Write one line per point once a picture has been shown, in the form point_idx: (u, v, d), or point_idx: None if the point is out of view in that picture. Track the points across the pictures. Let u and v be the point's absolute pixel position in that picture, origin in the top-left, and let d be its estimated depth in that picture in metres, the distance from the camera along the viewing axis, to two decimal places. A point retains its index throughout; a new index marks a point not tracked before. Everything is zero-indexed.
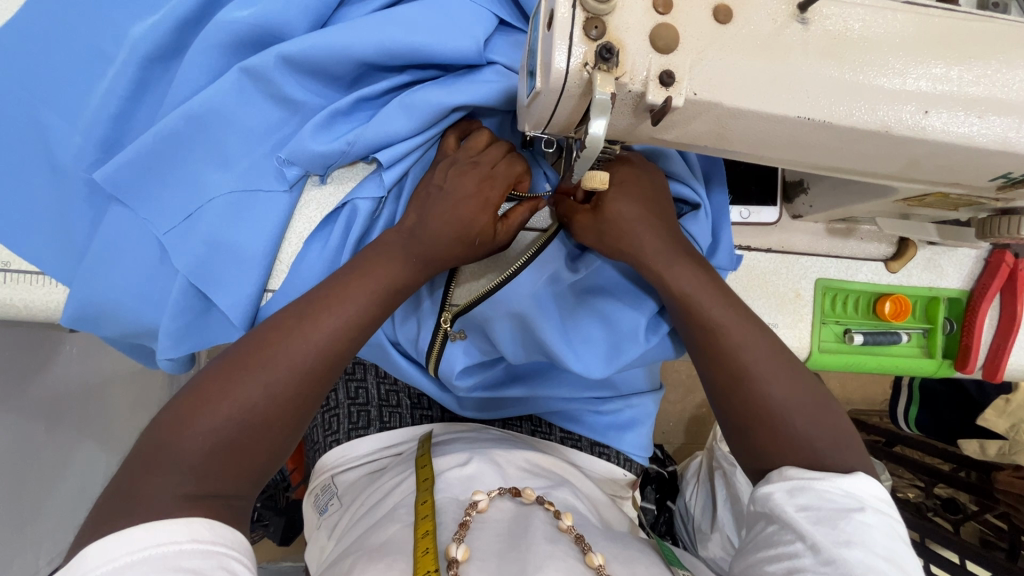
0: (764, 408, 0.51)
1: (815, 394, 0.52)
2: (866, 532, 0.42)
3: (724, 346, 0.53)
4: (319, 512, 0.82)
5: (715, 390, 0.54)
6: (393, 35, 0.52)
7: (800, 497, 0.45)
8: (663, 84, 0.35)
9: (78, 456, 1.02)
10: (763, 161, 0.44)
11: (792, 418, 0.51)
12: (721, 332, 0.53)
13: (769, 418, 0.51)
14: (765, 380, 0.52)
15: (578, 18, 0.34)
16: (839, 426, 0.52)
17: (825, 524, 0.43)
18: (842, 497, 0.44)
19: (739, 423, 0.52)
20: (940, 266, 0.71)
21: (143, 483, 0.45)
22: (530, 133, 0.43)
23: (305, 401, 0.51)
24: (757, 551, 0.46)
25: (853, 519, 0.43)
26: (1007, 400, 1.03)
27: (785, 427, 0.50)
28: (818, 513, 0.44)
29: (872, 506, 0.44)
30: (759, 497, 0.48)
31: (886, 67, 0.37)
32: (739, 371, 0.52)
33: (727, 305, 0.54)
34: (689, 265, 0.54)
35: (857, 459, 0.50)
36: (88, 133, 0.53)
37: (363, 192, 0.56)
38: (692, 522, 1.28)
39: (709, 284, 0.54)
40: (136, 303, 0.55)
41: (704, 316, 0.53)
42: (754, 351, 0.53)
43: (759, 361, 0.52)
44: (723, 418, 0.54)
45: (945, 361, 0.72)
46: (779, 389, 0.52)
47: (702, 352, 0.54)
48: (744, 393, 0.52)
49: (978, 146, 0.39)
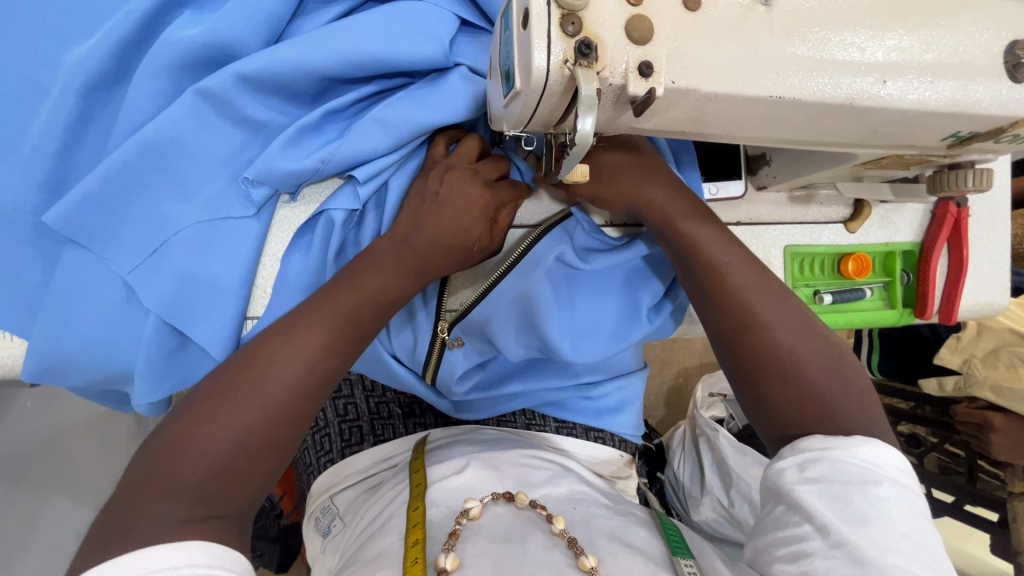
0: (774, 358, 0.54)
1: (818, 342, 0.55)
2: (882, 507, 0.45)
3: (731, 295, 0.56)
4: (324, 536, 0.80)
5: (730, 350, 0.56)
6: (356, 45, 0.50)
7: (810, 470, 0.48)
8: (643, 75, 0.35)
9: (48, 512, 0.97)
10: (734, 140, 0.46)
11: (804, 370, 0.53)
12: (738, 291, 0.56)
13: (789, 376, 0.53)
14: (777, 335, 0.55)
15: (553, 15, 0.34)
16: (855, 383, 0.54)
17: (838, 501, 0.45)
18: (858, 470, 0.46)
19: (753, 377, 0.55)
20: (894, 222, 0.76)
21: (136, 512, 0.43)
22: (511, 134, 0.43)
23: (302, 416, 0.50)
24: (772, 533, 0.49)
25: (869, 493, 0.45)
26: (959, 337, 1.04)
27: (804, 381, 0.53)
28: (831, 487, 0.46)
29: (889, 479, 0.46)
30: (772, 474, 0.50)
31: (846, 42, 0.39)
32: (752, 332, 0.55)
33: (743, 266, 0.57)
34: (695, 218, 0.58)
35: (858, 411, 0.52)
36: (27, 173, 0.49)
37: (337, 203, 0.54)
38: (682, 489, 1.35)
39: (717, 235, 0.58)
40: (105, 349, 0.52)
41: (711, 265, 0.57)
42: (773, 310, 0.56)
43: (769, 310, 0.56)
44: (734, 372, 0.57)
45: (907, 310, 0.77)
46: (786, 337, 0.55)
47: (718, 311, 0.57)
48: (754, 340, 0.55)
49: (930, 109, 0.42)
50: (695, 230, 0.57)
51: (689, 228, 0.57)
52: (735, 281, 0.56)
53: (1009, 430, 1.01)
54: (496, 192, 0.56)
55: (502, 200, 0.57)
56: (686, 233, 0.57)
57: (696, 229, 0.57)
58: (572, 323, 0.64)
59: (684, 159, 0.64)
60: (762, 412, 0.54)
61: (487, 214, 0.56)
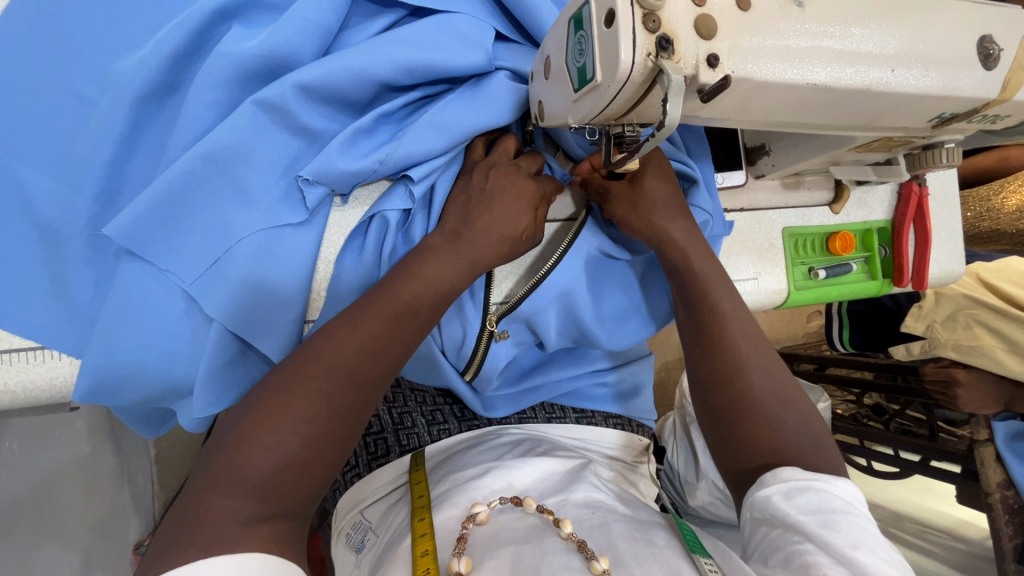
0: (752, 396, 0.64)
1: (785, 381, 0.65)
2: (865, 534, 0.50)
3: (729, 337, 0.66)
4: (354, 552, 0.75)
5: (710, 381, 0.66)
6: (408, 53, 0.53)
7: (797, 498, 0.54)
8: (711, 65, 0.40)
9: (41, 562, 0.90)
10: (764, 126, 0.51)
11: (769, 404, 0.63)
12: (729, 329, 0.66)
13: (758, 413, 0.63)
14: (750, 376, 0.65)
15: (637, 14, 0.38)
16: (812, 422, 0.63)
17: (831, 527, 0.50)
18: (839, 501, 0.53)
19: (733, 408, 0.64)
20: (869, 203, 0.85)
21: (206, 507, 0.45)
22: (574, 127, 0.47)
23: (362, 411, 0.53)
24: (777, 554, 0.52)
25: (853, 522, 0.51)
26: (920, 306, 1.21)
27: (771, 416, 0.62)
28: (820, 514, 0.52)
29: (864, 513, 0.53)
30: (760, 503, 0.57)
31: (862, 37, 0.45)
32: (733, 372, 0.65)
33: (736, 309, 0.67)
34: (695, 241, 0.66)
35: (817, 448, 0.61)
36: (81, 187, 0.49)
37: (391, 204, 0.56)
38: (677, 476, 1.40)
39: (708, 259, 0.66)
40: (164, 361, 0.52)
41: (706, 296, 0.66)
42: (754, 354, 0.66)
43: (745, 353, 0.66)
44: (717, 399, 0.66)
45: (886, 280, 0.87)
46: (757, 373, 0.65)
47: (706, 345, 0.67)
48: (734, 377, 0.65)
49: (926, 93, 0.49)
50: (700, 273, 0.66)
51: (696, 267, 0.66)
52: (728, 319, 0.66)
53: (972, 385, 1.12)
54: (539, 183, 0.60)
55: (544, 192, 0.60)
56: (694, 272, 0.66)
57: (701, 271, 0.66)
58: (605, 312, 0.71)
59: (695, 149, 0.70)
60: (736, 442, 0.63)
61: (532, 203, 0.59)
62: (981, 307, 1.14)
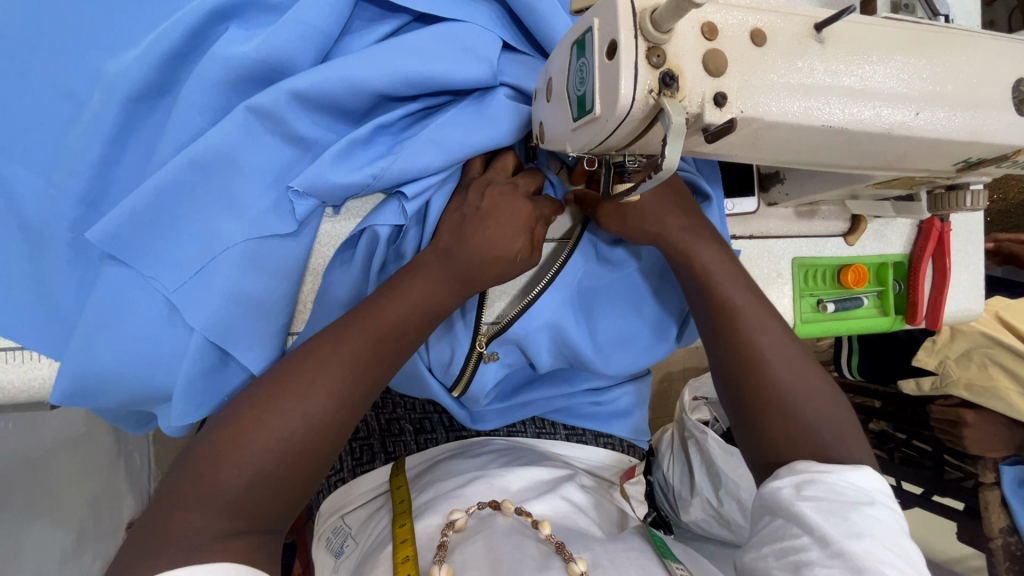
0: (778, 396, 0.59)
1: (817, 384, 0.61)
2: (873, 524, 0.48)
3: (742, 330, 0.62)
4: (335, 556, 0.75)
5: (730, 378, 0.62)
6: (408, 64, 0.51)
7: (806, 490, 0.52)
8: (717, 105, 0.38)
9: (33, 537, 0.91)
10: (775, 163, 0.49)
11: (802, 406, 0.59)
12: (745, 327, 0.62)
13: (780, 405, 0.59)
14: (773, 379, 0.60)
15: (640, 48, 0.36)
16: (843, 421, 0.59)
17: (835, 516, 0.48)
18: (850, 492, 0.51)
19: (754, 408, 0.60)
20: (886, 236, 0.81)
21: (174, 522, 0.44)
22: (573, 155, 0.45)
23: (341, 429, 0.51)
24: (769, 544, 0.51)
25: (862, 512, 0.49)
26: (934, 340, 1.17)
27: (798, 418, 0.58)
28: (827, 504, 0.50)
29: (879, 501, 0.51)
30: (769, 492, 0.54)
31: (886, 75, 0.42)
32: (753, 366, 0.61)
33: (753, 305, 0.63)
34: (705, 239, 0.63)
35: (846, 443, 0.58)
36: (66, 188, 0.48)
37: (383, 218, 0.54)
38: (671, 490, 1.37)
39: (724, 259, 0.64)
40: (142, 368, 0.51)
41: (724, 293, 0.63)
42: (779, 353, 0.61)
43: (767, 351, 0.61)
44: (740, 403, 0.61)
45: (898, 316, 0.83)
46: (783, 372, 0.60)
47: (725, 343, 0.63)
48: (757, 380, 0.61)
49: (951, 139, 0.46)
50: (710, 266, 0.63)
51: (707, 265, 0.63)
52: (745, 317, 0.62)
53: (980, 426, 1.13)
54: (535, 205, 0.57)
55: (542, 213, 0.58)
56: (702, 266, 0.63)
57: (713, 269, 0.63)
58: (601, 336, 0.69)
59: (706, 173, 0.67)
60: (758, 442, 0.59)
61: (528, 225, 0.56)
62: (1000, 347, 1.08)
